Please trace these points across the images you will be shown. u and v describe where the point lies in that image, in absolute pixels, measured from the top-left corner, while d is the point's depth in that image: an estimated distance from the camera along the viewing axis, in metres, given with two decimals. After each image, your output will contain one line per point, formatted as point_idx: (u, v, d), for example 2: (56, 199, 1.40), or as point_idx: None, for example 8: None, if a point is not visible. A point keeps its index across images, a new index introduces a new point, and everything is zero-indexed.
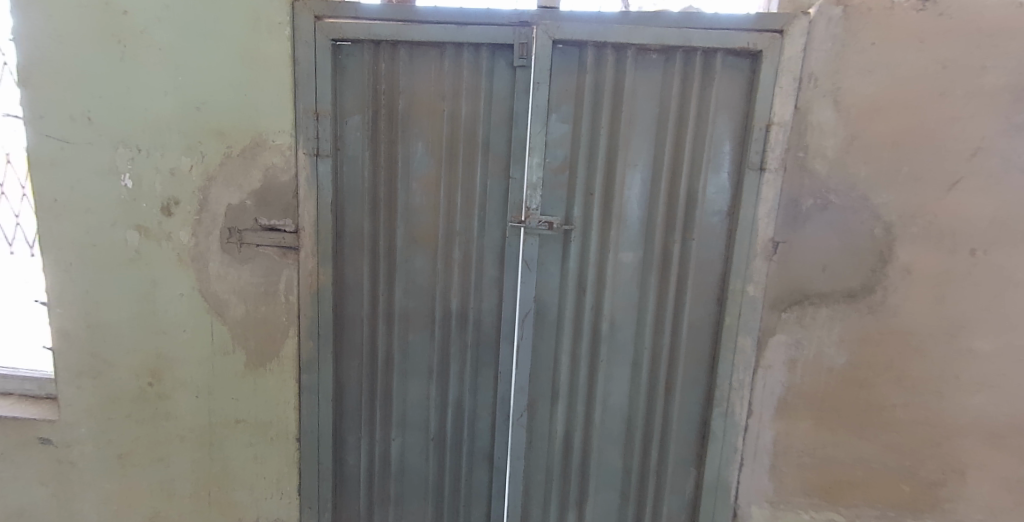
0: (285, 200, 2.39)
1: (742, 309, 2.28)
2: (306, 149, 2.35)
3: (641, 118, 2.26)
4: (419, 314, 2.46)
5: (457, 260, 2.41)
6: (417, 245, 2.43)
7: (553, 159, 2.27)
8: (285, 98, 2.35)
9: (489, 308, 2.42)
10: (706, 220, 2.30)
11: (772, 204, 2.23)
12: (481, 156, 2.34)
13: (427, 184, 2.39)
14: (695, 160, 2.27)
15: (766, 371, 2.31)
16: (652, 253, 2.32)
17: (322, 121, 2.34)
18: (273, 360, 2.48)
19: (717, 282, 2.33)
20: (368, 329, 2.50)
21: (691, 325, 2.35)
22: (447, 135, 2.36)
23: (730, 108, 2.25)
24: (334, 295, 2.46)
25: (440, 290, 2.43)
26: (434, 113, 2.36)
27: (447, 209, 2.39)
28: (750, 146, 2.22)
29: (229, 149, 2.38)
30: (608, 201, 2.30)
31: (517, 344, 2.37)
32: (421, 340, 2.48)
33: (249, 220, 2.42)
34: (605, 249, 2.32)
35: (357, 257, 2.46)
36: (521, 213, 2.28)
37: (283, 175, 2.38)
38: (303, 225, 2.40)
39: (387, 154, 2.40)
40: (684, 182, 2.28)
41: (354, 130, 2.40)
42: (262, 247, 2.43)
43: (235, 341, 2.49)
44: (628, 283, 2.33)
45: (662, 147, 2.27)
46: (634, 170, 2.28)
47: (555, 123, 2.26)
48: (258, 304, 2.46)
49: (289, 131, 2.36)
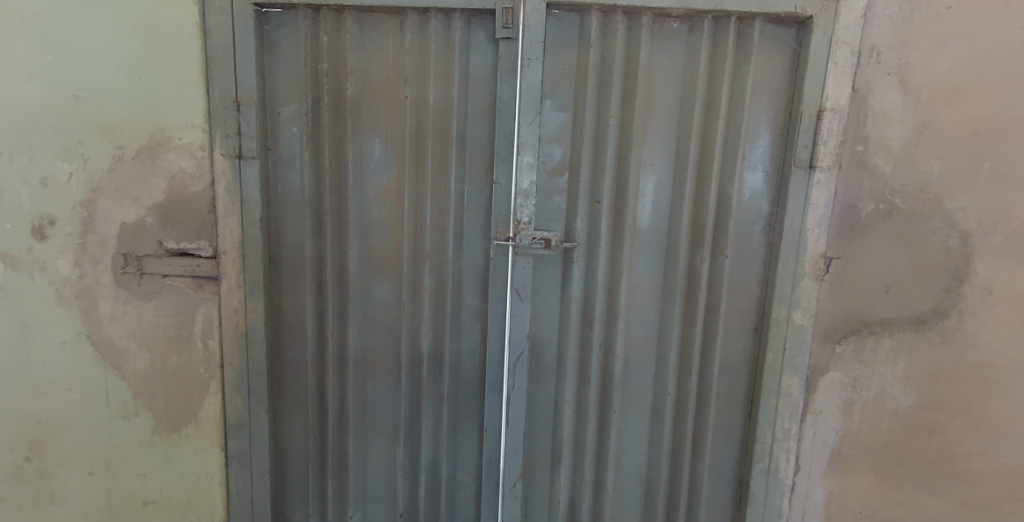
0: (198, 216, 1.81)
1: (788, 343, 1.83)
2: (224, 149, 1.77)
3: (661, 105, 1.78)
4: (380, 358, 1.93)
5: (427, 288, 1.87)
6: (375, 270, 1.88)
7: (549, 159, 1.77)
8: (194, 83, 1.75)
9: (470, 348, 1.91)
10: (742, 232, 1.83)
11: (824, 211, 1.77)
12: (455, 156, 1.81)
13: (387, 192, 1.84)
14: (727, 157, 1.80)
15: (817, 418, 1.86)
16: (675, 275, 1.83)
17: (246, 113, 1.77)
18: (189, 423, 1.93)
19: (754, 309, 1.87)
20: (315, 380, 1.95)
21: (723, 364, 1.88)
22: (412, 129, 1.80)
23: (772, 91, 1.78)
24: (269, 338, 1.90)
25: (407, 328, 1.90)
26: (394, 100, 1.79)
27: (413, 224, 1.85)
28: (796, 138, 1.75)
29: (120, 151, 1.77)
30: (619, 211, 1.81)
31: (506, 396, 1.85)
32: (382, 392, 1.94)
33: (152, 243, 1.83)
34: (617, 271, 1.83)
35: (297, 288, 1.90)
36: (509, 229, 1.77)
37: (193, 185, 1.79)
38: (223, 248, 1.83)
39: (333, 154, 1.83)
40: (714, 184, 1.80)
41: (291, 125, 1.82)
42: (171, 278, 1.85)
43: (139, 400, 1.92)
44: (645, 312, 1.86)
45: (687, 140, 1.78)
46: (649, 171, 1.80)
47: (549, 112, 1.75)
48: (168, 352, 1.89)
49: (202, 127, 1.77)
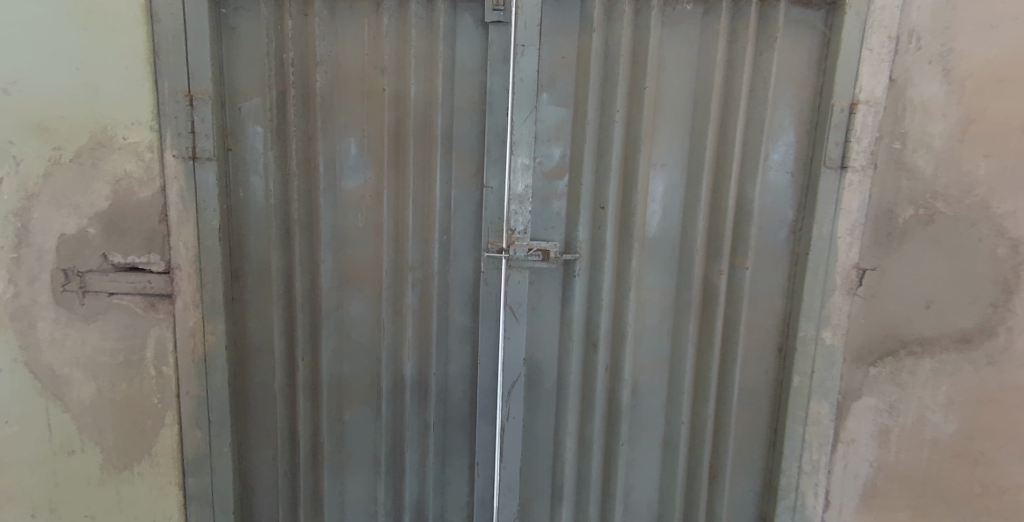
0: (147, 226, 1.59)
1: (817, 365, 1.63)
2: (176, 150, 1.56)
3: (673, 97, 1.57)
4: (358, 384, 1.71)
5: (410, 306, 1.65)
6: (350, 285, 1.66)
7: (547, 160, 1.56)
8: (140, 74, 1.53)
9: (460, 373, 1.69)
10: (764, 241, 1.62)
11: (857, 217, 1.57)
12: (439, 157, 1.59)
13: (363, 198, 1.62)
14: (747, 157, 1.59)
15: (849, 448, 1.66)
16: (688, 290, 1.63)
17: (201, 108, 1.55)
18: (142, 459, 1.71)
19: (778, 327, 1.67)
20: (284, 411, 1.73)
21: (743, 387, 1.69)
22: (391, 126, 1.59)
23: (798, 82, 1.58)
24: (232, 363, 1.69)
25: (387, 351, 1.68)
26: (370, 94, 1.58)
27: (393, 234, 1.63)
28: (827, 135, 1.55)
29: (57, 152, 1.55)
30: (626, 218, 1.59)
31: (500, 427, 1.64)
32: (361, 423, 1.72)
33: (95, 257, 1.61)
34: (624, 286, 1.62)
35: (262, 308, 1.68)
36: (502, 238, 1.57)
37: (141, 190, 1.58)
38: (177, 263, 1.61)
39: (301, 155, 1.61)
40: (733, 187, 1.59)
41: (252, 123, 1.61)
42: (118, 296, 1.63)
43: (85, 436, 1.69)
44: (657, 332, 1.65)
45: (704, 138, 1.57)
46: (659, 172, 1.59)
47: (545, 105, 1.55)
48: (117, 379, 1.67)
49: (150, 124, 1.55)
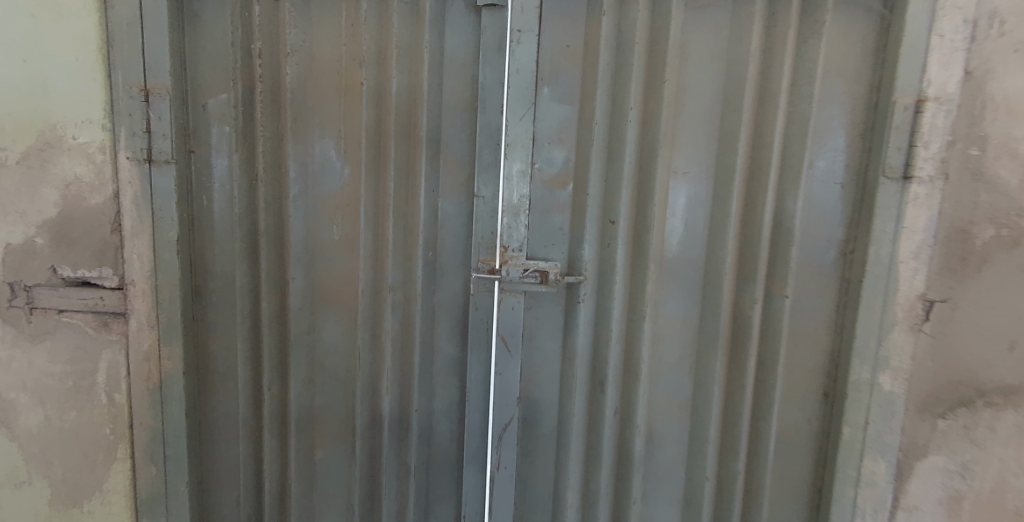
0: (98, 237, 1.42)
1: (871, 415, 1.35)
2: (130, 152, 1.39)
3: (698, 93, 1.33)
4: (330, 420, 1.50)
5: (389, 333, 1.43)
6: (323, 306, 1.46)
7: (548, 166, 1.33)
8: (91, 67, 1.37)
9: (445, 409, 1.47)
10: (808, 265, 1.36)
11: (923, 238, 1.28)
12: (424, 162, 1.38)
13: (338, 207, 1.42)
14: (788, 164, 1.33)
15: (910, 517, 1.37)
16: (715, 321, 1.37)
17: (158, 105, 1.37)
18: (92, 496, 1.53)
19: (823, 367, 1.39)
20: (249, 445, 1.53)
21: (780, 437, 1.42)
22: (371, 126, 1.39)
23: (850, 75, 1.30)
24: (191, 392, 1.49)
25: (363, 383, 1.46)
26: (347, 89, 1.39)
27: (371, 249, 1.42)
28: (887, 139, 1.26)
29: (2, 153, 1.40)
30: (640, 235, 1.35)
31: (489, 476, 1.42)
32: (334, 463, 1.51)
33: (42, 270, 1.44)
34: (638, 314, 1.37)
35: (226, 329, 1.50)
36: (494, 256, 1.35)
37: (91, 197, 1.41)
38: (130, 278, 1.43)
39: (269, 159, 1.42)
40: (770, 200, 1.33)
41: (216, 123, 1.42)
42: (67, 314, 1.46)
43: (31, 468, 1.51)
44: (676, 369, 1.40)
45: (735, 141, 1.32)
46: (681, 182, 1.35)
47: (545, 101, 1.32)
48: (65, 407, 1.49)
49: (102, 123, 1.39)
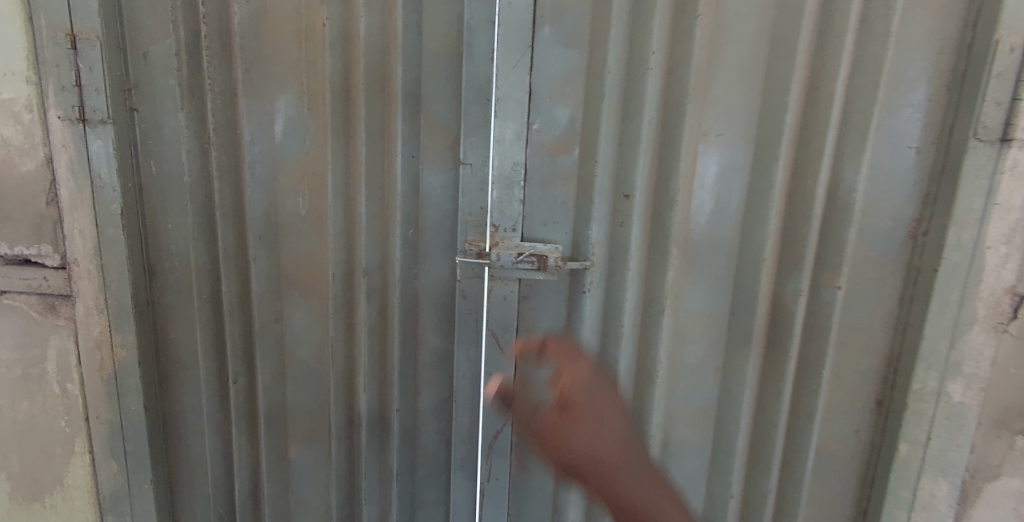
0: (35, 209, 1.25)
1: (934, 430, 1.11)
2: (60, 110, 1.17)
3: (739, 34, 1.05)
4: (305, 416, 1.34)
5: (366, 322, 1.24)
6: (292, 289, 1.28)
7: (548, 128, 1.09)
8: (8, 8, 1.16)
9: (432, 408, 1.29)
10: (867, 249, 1.10)
11: (1020, 218, 1.01)
12: (401, 123, 1.15)
13: (304, 177, 1.22)
14: (852, 124, 1.06)
15: None
16: (747, 317, 1.14)
17: (87, 53, 1.14)
18: (54, 490, 1.40)
19: (879, 371, 1.15)
20: (216, 441, 1.37)
21: (822, 450, 1.20)
22: (337, 78, 1.16)
23: (938, 7, 1.01)
24: (151, 382, 1.33)
25: (338, 378, 1.29)
26: (309, 33, 1.15)
27: (342, 226, 1.21)
28: (984, 90, 0.98)
29: None
30: (660, 212, 1.11)
31: (481, 488, 1.25)
32: (312, 462, 1.36)
33: None
34: (654, 307, 1.15)
35: (187, 315, 1.32)
36: (484, 238, 1.14)
37: (22, 163, 1.22)
38: (74, 257, 1.25)
39: (222, 118, 1.21)
40: (825, 170, 1.07)
41: (159, 74, 1.19)
42: (10, 296, 1.30)
43: None
44: (699, 370, 1.19)
45: (785, 95, 1.06)
46: (713, 145, 1.09)
47: (546, 45, 1.07)
48: (17, 396, 1.36)
49: (26, 76, 1.18)
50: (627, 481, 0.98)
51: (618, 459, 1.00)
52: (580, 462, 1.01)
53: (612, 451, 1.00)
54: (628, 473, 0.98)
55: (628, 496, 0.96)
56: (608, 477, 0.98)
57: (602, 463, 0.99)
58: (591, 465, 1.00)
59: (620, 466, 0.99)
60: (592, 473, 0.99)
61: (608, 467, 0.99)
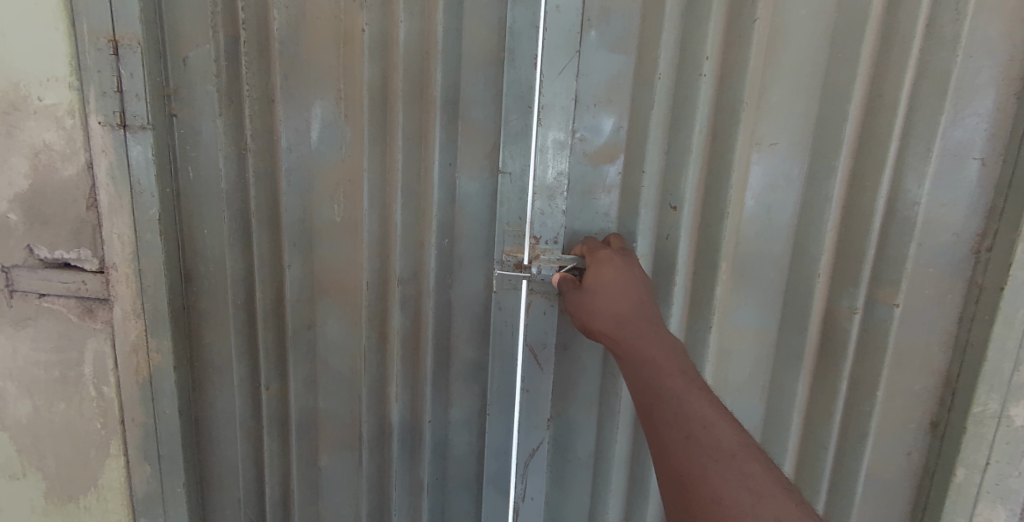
0: (75, 213, 1.25)
1: (994, 454, 1.03)
2: (102, 116, 1.18)
3: (794, 38, 1.01)
4: (335, 423, 1.32)
5: (399, 332, 1.22)
6: (325, 296, 1.27)
7: (592, 135, 1.05)
8: (53, 14, 1.16)
9: (464, 420, 1.26)
10: (927, 265, 1.04)
11: None
12: (439, 130, 1.13)
13: (340, 184, 1.20)
14: (918, 133, 1.00)
15: None
16: (796, 334, 1.10)
17: (128, 59, 1.15)
18: (88, 491, 1.41)
19: (934, 393, 1.09)
20: (246, 448, 1.35)
21: (875, 474, 1.14)
22: (375, 84, 1.13)
23: (1014, 10, 0.94)
24: (184, 387, 1.33)
25: (370, 387, 1.27)
26: (348, 38, 1.13)
27: (377, 234, 1.19)
28: None
29: None
30: (707, 224, 1.07)
31: (515, 503, 1.22)
32: (342, 469, 1.34)
33: (20, 249, 1.29)
34: (698, 322, 1.12)
35: (221, 321, 1.31)
36: (522, 249, 1.10)
37: (63, 167, 1.23)
38: (112, 262, 1.25)
39: (259, 124, 1.20)
40: (886, 183, 1.01)
41: (198, 79, 1.19)
42: (49, 299, 1.31)
43: (24, 460, 1.40)
44: (745, 388, 1.15)
45: (844, 103, 1.01)
46: (766, 155, 1.05)
47: (592, 50, 1.03)
48: (54, 398, 1.37)
49: (69, 81, 1.19)
50: (703, 419, 0.82)
51: (689, 388, 0.85)
52: (641, 392, 0.88)
53: (676, 378, 0.87)
54: (703, 405, 0.83)
55: (710, 445, 0.79)
56: (678, 409, 0.83)
57: (671, 393, 0.85)
58: (654, 395, 0.86)
59: (683, 389, 0.85)
60: (658, 404, 0.85)
61: (676, 398, 0.85)
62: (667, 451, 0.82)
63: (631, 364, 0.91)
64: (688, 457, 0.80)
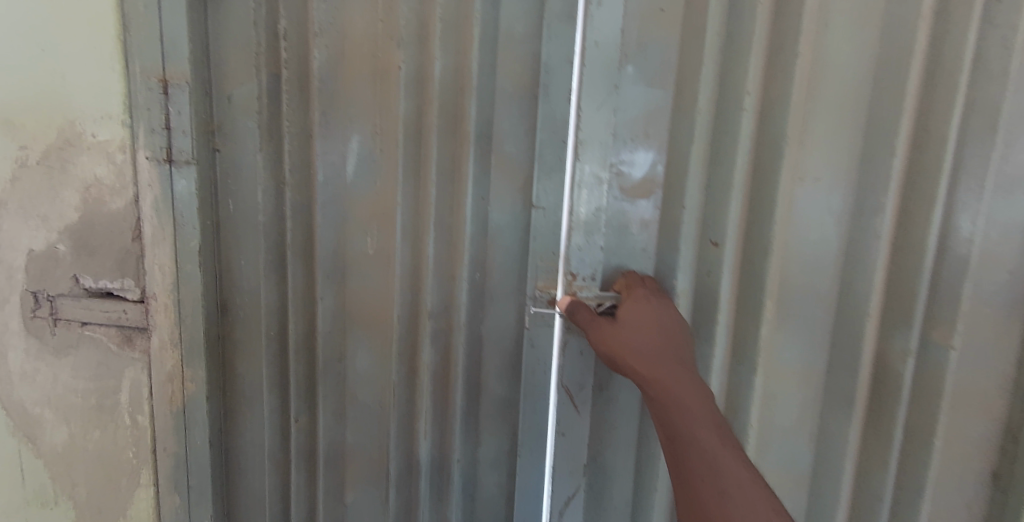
0: (120, 244, 1.29)
1: None
2: (149, 151, 1.23)
3: (835, 71, 0.98)
4: (363, 459, 1.30)
5: (429, 365, 1.21)
6: (355, 329, 1.26)
7: (628, 170, 1.03)
8: (109, 56, 1.23)
9: (494, 459, 1.23)
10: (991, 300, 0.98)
11: None
12: (472, 164, 1.13)
13: (373, 216, 1.21)
14: (968, 167, 0.96)
15: None
16: (842, 375, 1.05)
17: (177, 97, 1.20)
18: (118, 521, 1.41)
19: (992, 437, 1.02)
20: (275, 480, 1.35)
21: None
22: (410, 119, 1.15)
23: None
24: (215, 417, 1.34)
25: (398, 422, 1.25)
26: (384, 75, 1.16)
27: (409, 266, 1.20)
28: None
29: (22, 153, 1.28)
30: (746, 257, 1.05)
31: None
32: (369, 507, 1.31)
33: (65, 278, 1.32)
34: (738, 360, 1.07)
35: (254, 351, 1.32)
36: (555, 284, 1.10)
37: (112, 200, 1.28)
38: (152, 292, 1.28)
39: (296, 158, 1.22)
40: (936, 218, 0.97)
41: (241, 115, 1.23)
42: (91, 327, 1.34)
43: (57, 489, 1.41)
44: (789, 430, 1.09)
45: (888, 136, 0.98)
46: (811, 191, 1.01)
47: (630, 84, 1.01)
48: (89, 425, 1.38)
49: (121, 118, 1.25)
50: (738, 480, 0.82)
51: (723, 444, 0.85)
52: (673, 440, 0.87)
53: (709, 431, 0.86)
54: (738, 465, 0.83)
55: (746, 509, 0.80)
56: (712, 465, 0.83)
57: (705, 447, 0.85)
58: (687, 445, 0.86)
59: (717, 443, 0.85)
60: (692, 457, 0.85)
61: (710, 452, 0.84)
62: (704, 507, 0.82)
63: (661, 408, 0.89)
64: (721, 515, 0.80)
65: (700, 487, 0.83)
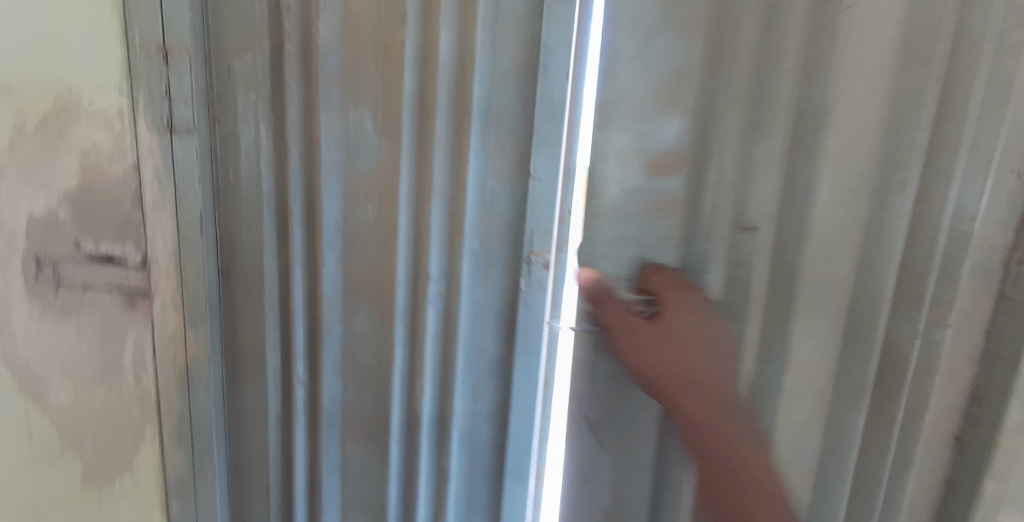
0: (120, 209, 1.32)
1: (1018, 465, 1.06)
2: (150, 119, 1.25)
3: None
4: (364, 416, 1.39)
5: (429, 329, 1.30)
6: (357, 295, 1.33)
7: (654, 143, 1.13)
8: (106, 23, 1.23)
9: (487, 414, 1.33)
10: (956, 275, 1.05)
11: None
12: (472, 141, 1.20)
13: (375, 188, 1.27)
14: None
15: None
16: None
17: (178, 67, 1.22)
18: (124, 475, 1.48)
19: None
20: (278, 434, 1.43)
21: None
22: (413, 96, 1.21)
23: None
24: (219, 376, 1.41)
25: (399, 381, 1.34)
26: (387, 51, 1.20)
27: (411, 236, 1.27)
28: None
29: (20, 119, 1.30)
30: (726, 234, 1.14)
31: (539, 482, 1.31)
32: (369, 460, 1.41)
33: (66, 243, 1.35)
34: None
35: (255, 315, 1.37)
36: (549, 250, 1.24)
37: (111, 167, 1.30)
38: (154, 256, 1.32)
39: (299, 130, 1.26)
40: None
41: (242, 85, 1.25)
42: (93, 291, 1.38)
43: (64, 444, 1.48)
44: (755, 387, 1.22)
45: None
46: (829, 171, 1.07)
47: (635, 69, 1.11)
48: (94, 385, 1.43)
49: (119, 86, 1.25)
50: (708, 381, 1.11)
51: (707, 363, 1.11)
52: (664, 362, 1.11)
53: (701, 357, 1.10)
54: (708, 372, 1.11)
55: (713, 395, 1.12)
56: (689, 375, 1.11)
57: (687, 363, 1.10)
58: (673, 366, 1.10)
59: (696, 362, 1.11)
60: (678, 374, 1.10)
61: (688, 367, 1.10)
62: (675, 401, 1.11)
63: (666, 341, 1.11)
64: (683, 403, 1.11)
65: (701, 402, 1.10)
